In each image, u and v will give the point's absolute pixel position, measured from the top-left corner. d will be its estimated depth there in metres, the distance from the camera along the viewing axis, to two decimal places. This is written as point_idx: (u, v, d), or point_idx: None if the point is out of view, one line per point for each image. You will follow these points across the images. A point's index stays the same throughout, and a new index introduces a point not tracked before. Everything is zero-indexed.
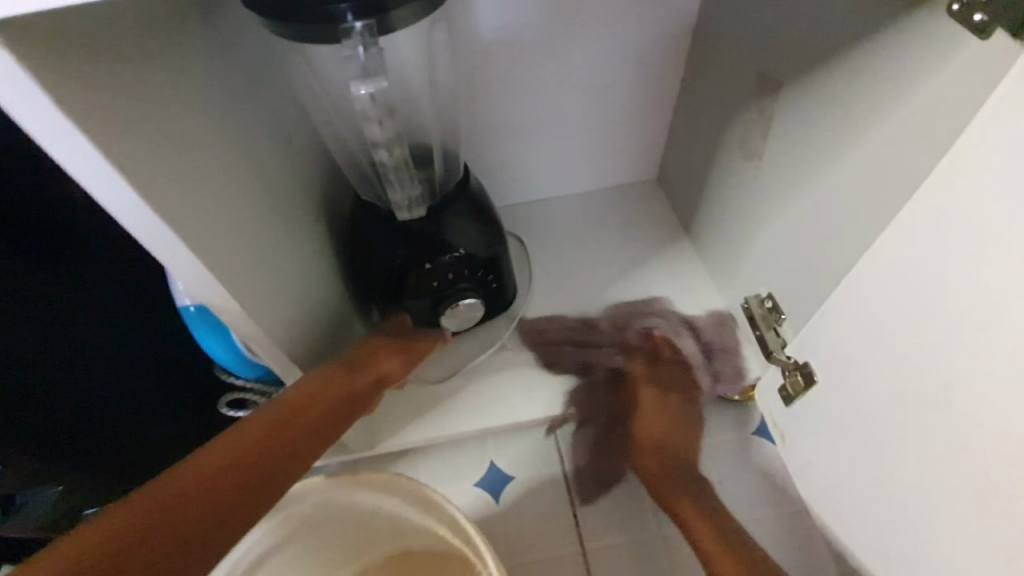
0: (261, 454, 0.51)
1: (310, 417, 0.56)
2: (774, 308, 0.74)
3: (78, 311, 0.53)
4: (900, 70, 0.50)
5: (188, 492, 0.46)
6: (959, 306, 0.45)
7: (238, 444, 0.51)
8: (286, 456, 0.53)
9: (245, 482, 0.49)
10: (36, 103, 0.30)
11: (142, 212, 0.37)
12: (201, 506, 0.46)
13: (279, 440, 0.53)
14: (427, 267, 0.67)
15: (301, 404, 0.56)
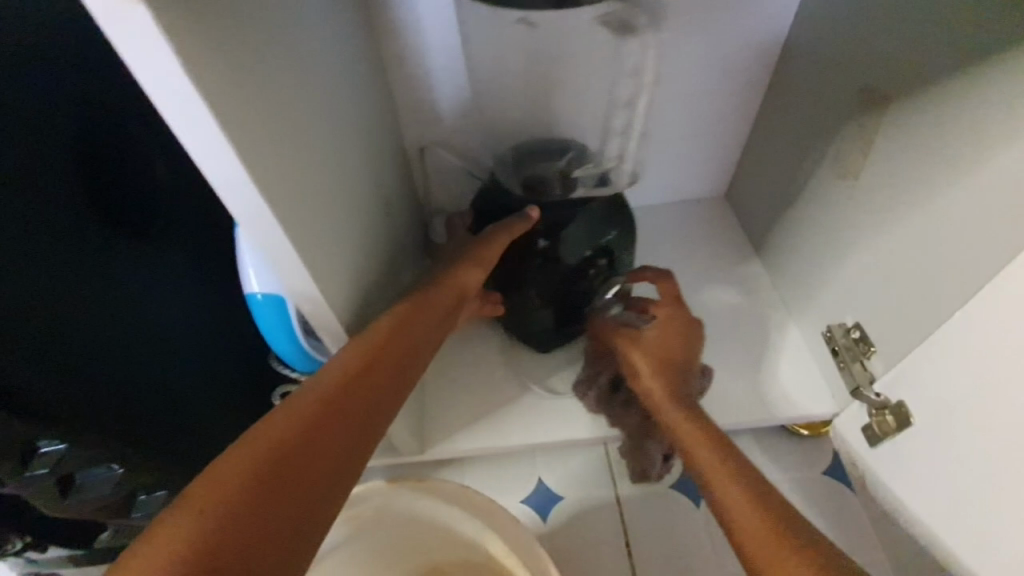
0: (347, 403, 0.45)
1: (406, 347, 0.51)
2: (862, 339, 0.68)
3: (155, 291, 0.52)
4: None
5: (273, 460, 0.39)
6: None
7: (337, 375, 0.46)
8: (373, 406, 0.46)
9: (336, 442, 0.43)
10: (163, 70, 0.29)
11: (246, 189, 0.36)
12: (294, 479, 0.39)
13: (364, 385, 0.46)
14: (568, 267, 0.66)
15: (379, 348, 0.49)
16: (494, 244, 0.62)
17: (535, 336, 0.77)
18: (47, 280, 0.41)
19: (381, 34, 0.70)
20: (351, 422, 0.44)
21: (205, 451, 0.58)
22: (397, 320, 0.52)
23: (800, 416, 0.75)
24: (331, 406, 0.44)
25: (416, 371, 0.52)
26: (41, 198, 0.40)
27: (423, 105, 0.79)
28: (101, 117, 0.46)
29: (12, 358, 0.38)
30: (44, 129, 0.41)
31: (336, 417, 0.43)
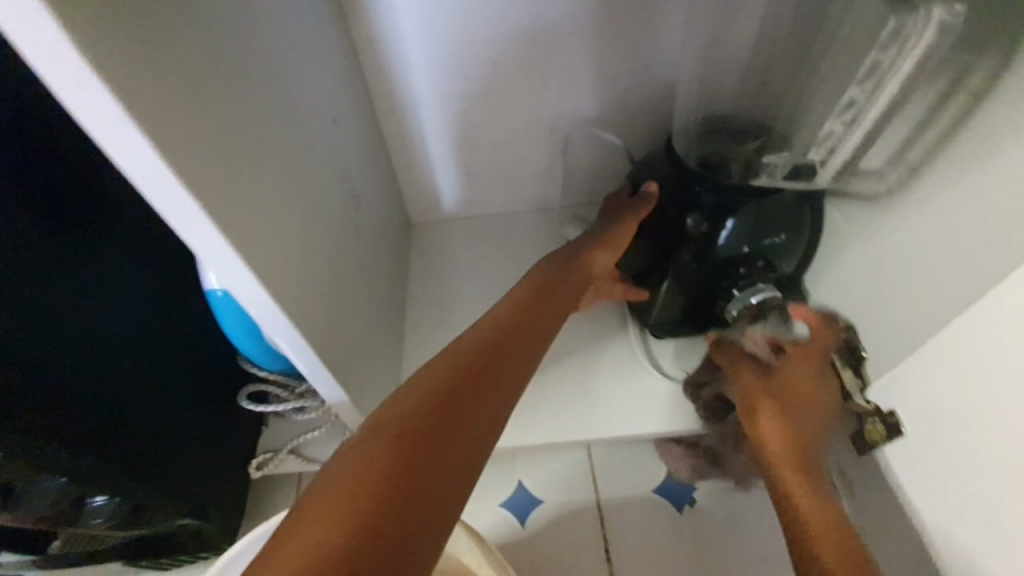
0: (447, 410, 0.39)
1: (514, 347, 0.47)
2: (852, 343, 0.65)
3: (104, 289, 0.50)
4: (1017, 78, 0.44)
5: (355, 487, 0.33)
6: None
7: (432, 383, 0.42)
8: (476, 414, 0.40)
9: (428, 451, 0.36)
10: (62, 58, 0.27)
11: (161, 176, 0.34)
12: (389, 504, 0.32)
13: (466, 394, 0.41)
14: (722, 261, 0.65)
15: (477, 354, 0.45)
16: (625, 226, 0.63)
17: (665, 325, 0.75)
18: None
19: (349, 15, 0.67)
20: (456, 433, 0.38)
21: (171, 461, 0.55)
22: (497, 321, 0.49)
23: None
24: (426, 414, 0.39)
25: (530, 373, 0.47)
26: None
27: (397, 91, 0.76)
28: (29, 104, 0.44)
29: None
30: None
31: (434, 429, 0.38)
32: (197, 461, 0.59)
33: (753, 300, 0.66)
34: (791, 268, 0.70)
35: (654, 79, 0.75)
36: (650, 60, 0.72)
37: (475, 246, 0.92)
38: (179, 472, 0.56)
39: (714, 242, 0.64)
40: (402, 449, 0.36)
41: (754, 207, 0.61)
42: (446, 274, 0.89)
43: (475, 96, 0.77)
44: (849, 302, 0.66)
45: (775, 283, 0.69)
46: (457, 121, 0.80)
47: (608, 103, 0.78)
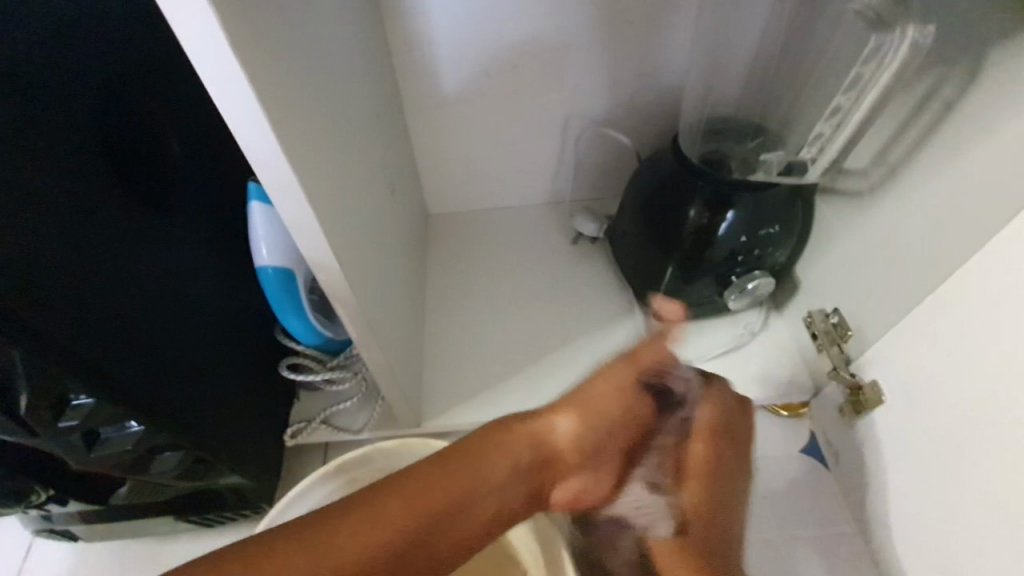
0: (434, 537, 0.43)
1: (563, 468, 0.49)
2: (840, 324, 0.71)
3: (174, 261, 0.54)
4: (985, 85, 0.51)
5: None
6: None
7: (434, 495, 0.43)
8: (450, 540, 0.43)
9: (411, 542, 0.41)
10: (207, 43, 0.30)
11: (276, 157, 0.37)
12: None
13: (461, 512, 0.44)
14: (721, 246, 0.72)
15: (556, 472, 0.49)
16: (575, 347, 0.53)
17: (665, 306, 0.81)
18: (73, 241, 0.41)
19: (387, 18, 0.73)
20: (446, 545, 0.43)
21: (222, 421, 0.60)
22: (545, 455, 0.49)
23: (779, 397, 0.79)
24: (418, 527, 0.42)
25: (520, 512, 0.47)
26: (66, 161, 0.41)
27: (425, 89, 0.82)
28: (124, 87, 0.48)
29: (47, 314, 0.39)
30: (67, 93, 0.41)
31: (412, 542, 0.41)
32: (242, 423, 0.64)
33: (750, 286, 0.75)
34: (789, 256, 0.76)
35: (662, 82, 0.81)
36: (659, 66, 0.79)
37: (490, 237, 0.98)
38: (229, 432, 0.61)
39: (714, 233, 0.71)
40: (399, 546, 0.41)
41: (747, 201, 0.69)
42: (463, 261, 0.95)
43: (496, 95, 0.83)
44: (837, 288, 0.72)
45: (770, 270, 0.76)
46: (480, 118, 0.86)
47: (619, 104, 0.84)
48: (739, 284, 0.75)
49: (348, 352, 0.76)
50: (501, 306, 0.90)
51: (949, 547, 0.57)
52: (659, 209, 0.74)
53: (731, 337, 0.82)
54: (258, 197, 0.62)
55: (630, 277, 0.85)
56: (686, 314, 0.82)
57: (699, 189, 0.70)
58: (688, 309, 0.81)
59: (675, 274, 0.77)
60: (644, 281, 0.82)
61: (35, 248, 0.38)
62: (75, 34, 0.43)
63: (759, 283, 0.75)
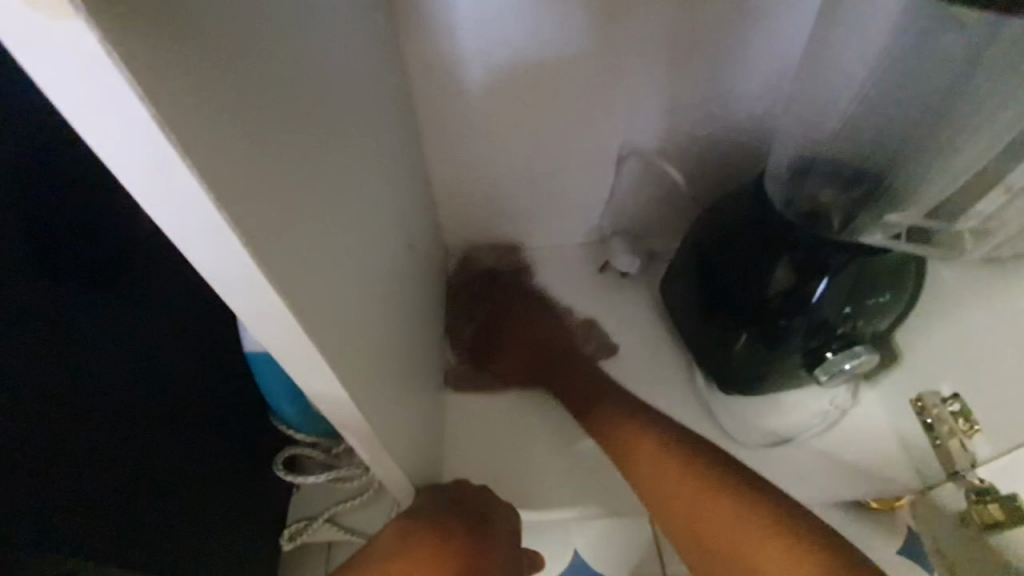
0: None
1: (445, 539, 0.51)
2: (963, 415, 0.58)
3: (135, 358, 0.41)
4: None
5: None
6: None
7: None
8: None
9: None
10: (116, 117, 0.18)
11: (242, 272, 0.24)
12: None
13: None
14: (816, 319, 0.59)
15: None
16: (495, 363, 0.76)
17: (736, 381, 0.68)
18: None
19: (403, 36, 0.60)
20: None
21: (198, 548, 0.47)
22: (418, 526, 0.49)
23: (876, 494, 0.66)
24: None
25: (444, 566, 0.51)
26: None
27: (446, 118, 0.68)
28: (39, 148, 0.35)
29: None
30: None
31: None
32: (230, 536, 0.51)
33: (847, 366, 0.61)
34: (893, 326, 0.62)
35: (731, 107, 0.67)
36: (728, 90, 0.66)
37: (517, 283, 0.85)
38: (211, 553, 0.48)
39: (809, 303, 0.57)
40: None
41: (851, 264, 0.55)
42: (490, 314, 0.82)
43: (531, 125, 0.70)
44: (957, 369, 0.58)
45: (869, 342, 0.62)
46: (510, 152, 0.73)
47: (676, 134, 0.71)
48: (834, 360, 0.61)
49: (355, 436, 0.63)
50: (533, 368, 0.77)
51: None
52: (736, 273, 0.61)
53: (818, 415, 0.69)
54: None
55: (690, 340, 0.72)
56: (759, 389, 0.69)
57: (790, 248, 0.57)
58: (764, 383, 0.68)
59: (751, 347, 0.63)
60: (709, 346, 0.69)
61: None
62: None
63: (861, 361, 0.61)
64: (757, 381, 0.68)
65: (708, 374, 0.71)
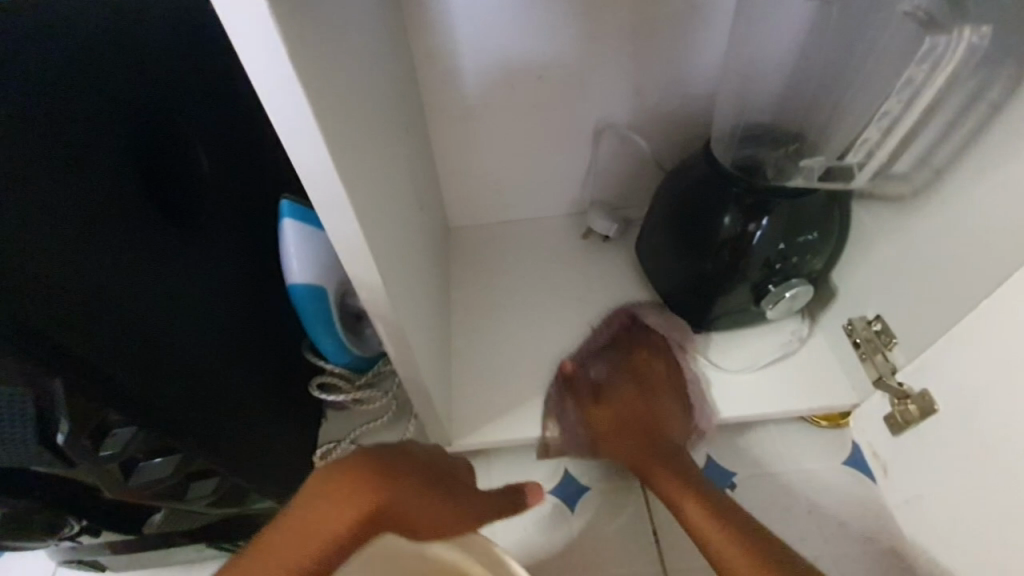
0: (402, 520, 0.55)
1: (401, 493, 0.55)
2: (884, 331, 0.69)
3: (200, 279, 0.51)
4: None
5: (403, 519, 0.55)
6: None
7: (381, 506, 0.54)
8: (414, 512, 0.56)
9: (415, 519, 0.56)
10: (265, 54, 0.29)
11: (328, 174, 0.36)
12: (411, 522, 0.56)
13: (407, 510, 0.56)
14: (759, 256, 0.70)
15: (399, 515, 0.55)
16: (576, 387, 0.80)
17: (701, 318, 0.80)
18: (94, 257, 0.39)
19: (411, 33, 0.73)
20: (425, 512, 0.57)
21: (251, 442, 0.58)
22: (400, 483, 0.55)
23: (820, 409, 0.77)
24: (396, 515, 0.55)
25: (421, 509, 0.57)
26: (84, 175, 0.39)
27: (447, 102, 0.81)
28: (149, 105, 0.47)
29: (46, 345, 0.35)
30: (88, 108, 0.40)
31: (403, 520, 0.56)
32: (271, 441, 0.62)
33: (787, 296, 0.73)
34: (828, 263, 0.74)
35: (689, 86, 0.80)
36: (684, 73, 0.78)
37: (512, 249, 0.96)
38: (258, 450, 0.59)
39: (749, 241, 0.69)
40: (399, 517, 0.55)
41: (780, 206, 0.67)
42: (489, 276, 0.94)
43: (519, 107, 0.82)
44: (879, 296, 0.70)
45: (807, 277, 0.74)
46: (502, 131, 0.86)
47: (644, 112, 0.83)
48: (776, 293, 0.73)
49: (376, 369, 0.75)
50: (527, 318, 0.88)
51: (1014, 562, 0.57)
52: (692, 222, 0.73)
53: (771, 346, 0.80)
54: (292, 215, 0.61)
55: (660, 288, 0.84)
56: (719, 325, 0.80)
57: (734, 195, 0.68)
58: (722, 319, 0.79)
59: (709, 285, 0.75)
60: (675, 291, 0.80)
61: (40, 264, 0.35)
62: (88, 52, 0.41)
63: (797, 292, 0.73)
64: (716, 318, 0.79)
65: (676, 316, 0.83)
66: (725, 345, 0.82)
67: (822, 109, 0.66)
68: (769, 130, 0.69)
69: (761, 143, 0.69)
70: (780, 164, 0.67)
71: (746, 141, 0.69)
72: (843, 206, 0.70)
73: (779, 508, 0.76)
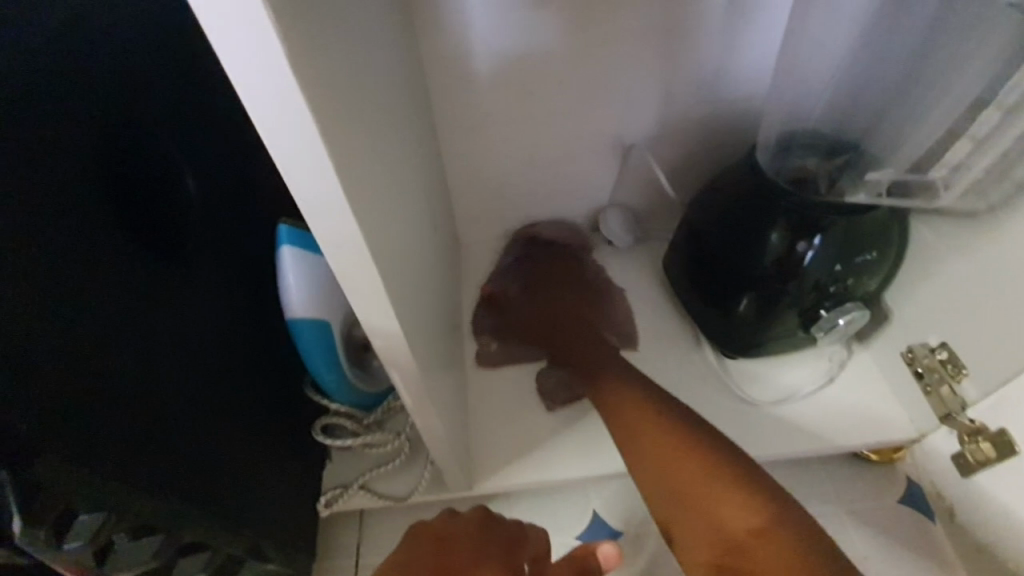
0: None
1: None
2: (951, 361, 0.62)
3: (179, 317, 0.43)
4: None
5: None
6: None
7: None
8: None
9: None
10: (266, 62, 0.22)
11: (339, 209, 0.29)
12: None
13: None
14: (810, 278, 0.63)
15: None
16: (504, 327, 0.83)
17: (740, 344, 0.73)
18: (32, 302, 0.31)
19: (421, 34, 0.66)
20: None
21: (247, 503, 0.51)
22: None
23: (874, 444, 0.70)
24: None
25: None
26: (22, 200, 0.31)
27: (459, 110, 0.74)
28: (122, 117, 0.39)
29: None
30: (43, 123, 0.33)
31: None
32: (268, 497, 0.55)
33: (841, 321, 0.66)
34: (882, 285, 0.67)
35: (724, 91, 0.73)
36: (719, 75, 0.71)
37: (527, 267, 0.90)
38: (254, 511, 0.52)
39: (799, 262, 0.63)
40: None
41: (836, 223, 0.60)
42: (504, 297, 0.87)
43: (537, 113, 0.75)
44: (943, 321, 0.63)
45: (860, 300, 0.67)
46: (519, 140, 0.78)
47: (674, 119, 0.76)
48: (828, 318, 0.66)
49: (385, 407, 0.68)
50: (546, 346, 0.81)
51: None
52: (734, 240, 0.66)
53: (816, 374, 0.74)
54: (292, 242, 0.53)
55: (694, 311, 0.77)
56: (760, 351, 0.74)
57: (784, 211, 0.61)
58: (763, 345, 0.72)
59: (752, 310, 0.68)
60: (712, 315, 0.74)
61: None
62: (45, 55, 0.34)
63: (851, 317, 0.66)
64: (758, 345, 0.72)
65: (711, 341, 0.76)
66: (765, 372, 0.75)
67: (881, 116, 0.59)
68: (819, 139, 0.62)
69: (811, 154, 0.62)
70: (835, 178, 0.60)
71: (794, 152, 0.63)
72: (902, 223, 0.63)
73: None
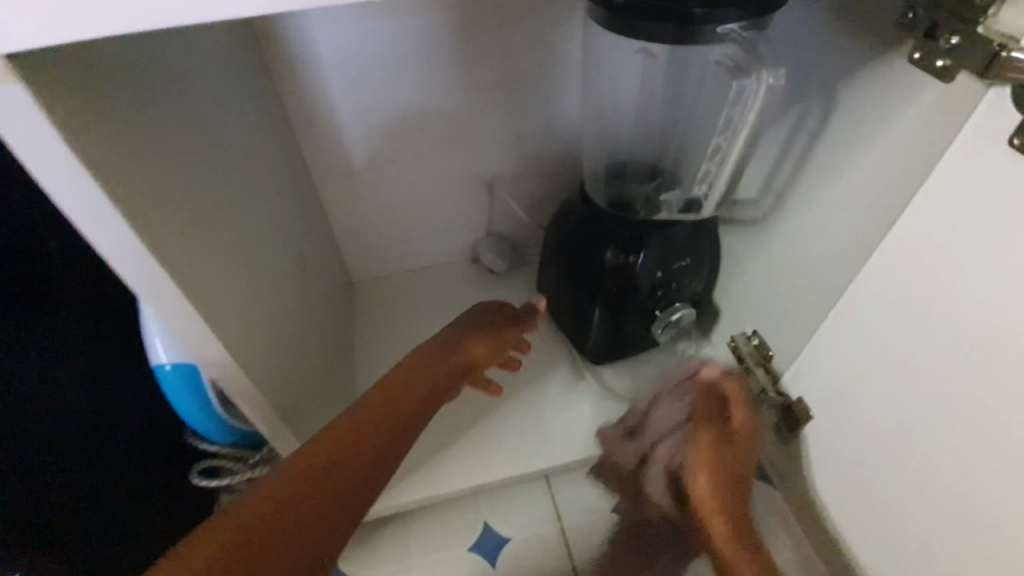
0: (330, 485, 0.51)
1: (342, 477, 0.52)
2: (761, 345, 0.74)
3: (45, 374, 0.47)
4: (850, 119, 0.55)
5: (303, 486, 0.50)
6: (945, 351, 0.48)
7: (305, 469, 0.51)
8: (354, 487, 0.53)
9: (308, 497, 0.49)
10: (43, 142, 0.28)
11: (137, 253, 0.34)
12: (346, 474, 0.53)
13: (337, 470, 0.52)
14: (642, 287, 0.73)
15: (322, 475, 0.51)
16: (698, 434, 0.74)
17: (600, 350, 0.82)
18: None
19: (282, 96, 0.72)
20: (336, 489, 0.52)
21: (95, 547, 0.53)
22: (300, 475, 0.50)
23: None
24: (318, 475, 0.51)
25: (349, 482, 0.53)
26: None
27: (332, 161, 0.80)
28: None
29: None
30: None
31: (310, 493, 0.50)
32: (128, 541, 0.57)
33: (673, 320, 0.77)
34: (708, 286, 0.79)
35: (566, 130, 0.84)
36: (557, 117, 0.82)
37: (416, 299, 0.96)
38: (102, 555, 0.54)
39: (633, 272, 0.71)
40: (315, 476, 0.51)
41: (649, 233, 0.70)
42: (396, 329, 0.92)
43: (405, 160, 0.83)
44: (755, 313, 0.75)
45: (690, 301, 0.78)
46: (394, 184, 0.86)
47: (528, 156, 0.86)
48: (664, 319, 0.77)
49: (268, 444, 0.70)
50: None
51: (888, 555, 0.61)
52: (578, 258, 0.76)
53: (669, 368, 0.84)
54: None
55: (561, 322, 0.86)
56: (619, 354, 0.83)
57: (610, 231, 0.71)
58: (620, 348, 0.82)
59: (601, 318, 0.77)
60: (574, 325, 0.83)
61: None
62: None
63: (681, 316, 0.77)
64: (615, 348, 0.82)
65: (578, 350, 0.85)
66: (627, 372, 0.85)
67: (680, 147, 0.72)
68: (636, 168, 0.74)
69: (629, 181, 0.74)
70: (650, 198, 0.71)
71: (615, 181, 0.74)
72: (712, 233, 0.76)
73: (693, 531, 0.78)
